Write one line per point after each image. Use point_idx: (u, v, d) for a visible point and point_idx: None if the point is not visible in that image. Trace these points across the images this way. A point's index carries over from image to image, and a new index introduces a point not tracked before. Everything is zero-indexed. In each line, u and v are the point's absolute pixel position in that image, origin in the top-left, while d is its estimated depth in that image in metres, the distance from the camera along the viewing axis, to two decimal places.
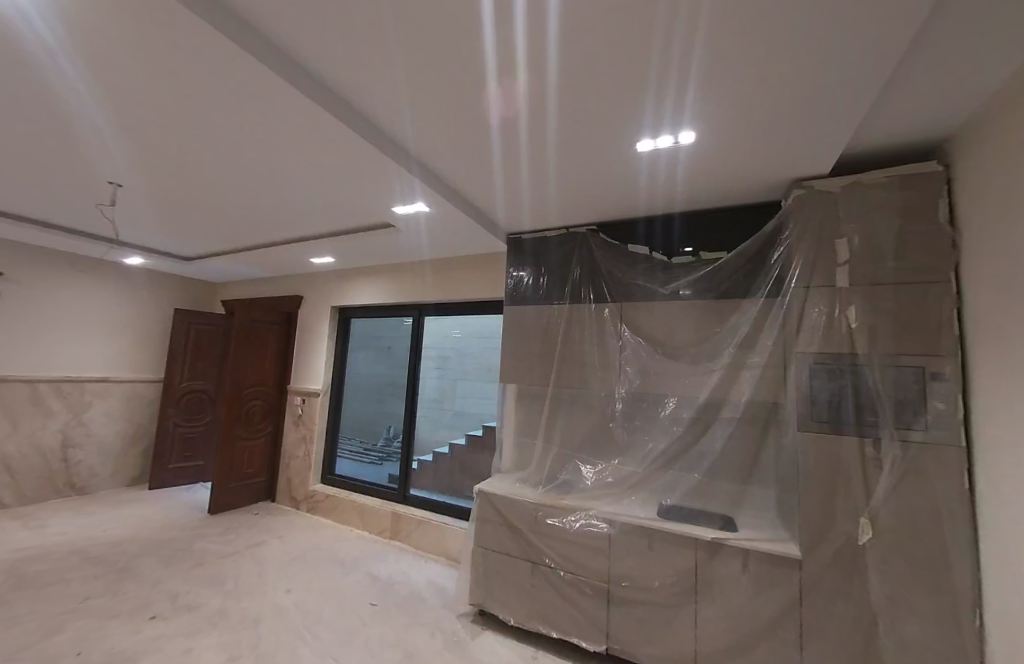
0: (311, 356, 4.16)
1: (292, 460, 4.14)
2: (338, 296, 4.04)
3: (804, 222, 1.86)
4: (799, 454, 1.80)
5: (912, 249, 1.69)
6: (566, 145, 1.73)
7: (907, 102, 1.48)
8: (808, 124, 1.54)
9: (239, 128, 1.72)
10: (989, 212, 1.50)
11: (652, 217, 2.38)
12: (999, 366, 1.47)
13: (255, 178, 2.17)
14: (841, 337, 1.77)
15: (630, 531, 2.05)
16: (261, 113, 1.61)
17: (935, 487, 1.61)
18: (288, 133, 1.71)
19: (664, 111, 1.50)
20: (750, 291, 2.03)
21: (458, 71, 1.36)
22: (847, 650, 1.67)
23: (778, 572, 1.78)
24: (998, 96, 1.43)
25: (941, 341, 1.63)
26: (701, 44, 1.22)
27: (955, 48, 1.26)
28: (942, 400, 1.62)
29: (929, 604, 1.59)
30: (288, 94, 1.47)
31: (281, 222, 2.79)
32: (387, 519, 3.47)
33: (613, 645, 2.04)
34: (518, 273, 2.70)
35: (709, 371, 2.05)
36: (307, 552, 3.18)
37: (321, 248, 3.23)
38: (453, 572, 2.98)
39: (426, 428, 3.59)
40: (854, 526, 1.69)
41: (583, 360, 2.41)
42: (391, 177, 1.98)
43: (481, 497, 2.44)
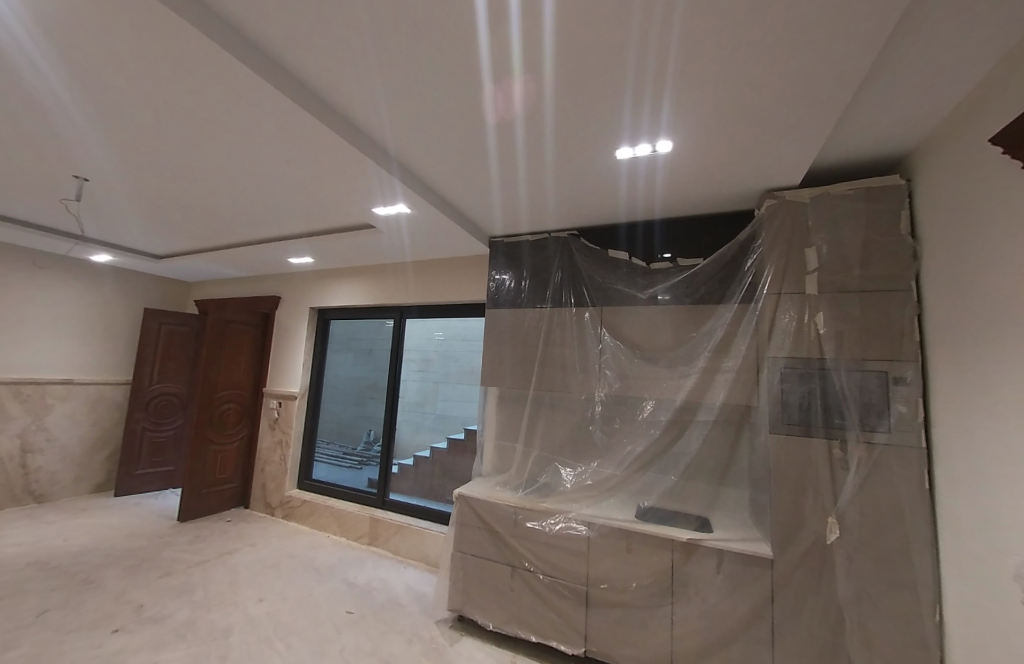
0: (288, 358, 4.08)
1: (267, 464, 4.04)
2: (317, 297, 3.98)
3: (776, 231, 1.93)
4: (771, 456, 1.85)
5: (875, 259, 1.77)
6: (546, 150, 1.75)
7: (870, 117, 1.55)
8: (780, 136, 1.59)
9: (213, 124, 1.68)
10: (946, 225, 1.58)
11: (633, 223, 2.42)
12: (955, 371, 1.54)
13: (230, 176, 2.13)
14: (810, 342, 1.83)
15: (608, 533, 2.07)
16: (238, 110, 1.58)
17: (898, 486, 1.68)
18: (266, 130, 1.68)
19: (642, 120, 1.54)
20: (725, 297, 2.09)
21: (439, 75, 1.37)
22: (816, 647, 1.72)
23: (750, 571, 1.83)
24: (953, 114, 1.51)
25: (902, 346, 1.71)
26: (677, 57, 1.26)
27: (913, 69, 1.33)
28: (905, 403, 1.70)
29: (892, 601, 1.65)
30: (266, 92, 1.45)
31: (256, 220, 2.73)
32: (365, 525, 3.42)
33: (591, 647, 2.05)
34: (500, 276, 2.71)
35: (685, 375, 2.10)
36: (281, 560, 3.10)
37: (300, 247, 3.17)
38: (431, 577, 2.96)
39: (406, 431, 3.56)
40: (822, 525, 1.75)
41: (563, 363, 2.43)
42: (370, 178, 1.97)
43: (460, 501, 2.43)
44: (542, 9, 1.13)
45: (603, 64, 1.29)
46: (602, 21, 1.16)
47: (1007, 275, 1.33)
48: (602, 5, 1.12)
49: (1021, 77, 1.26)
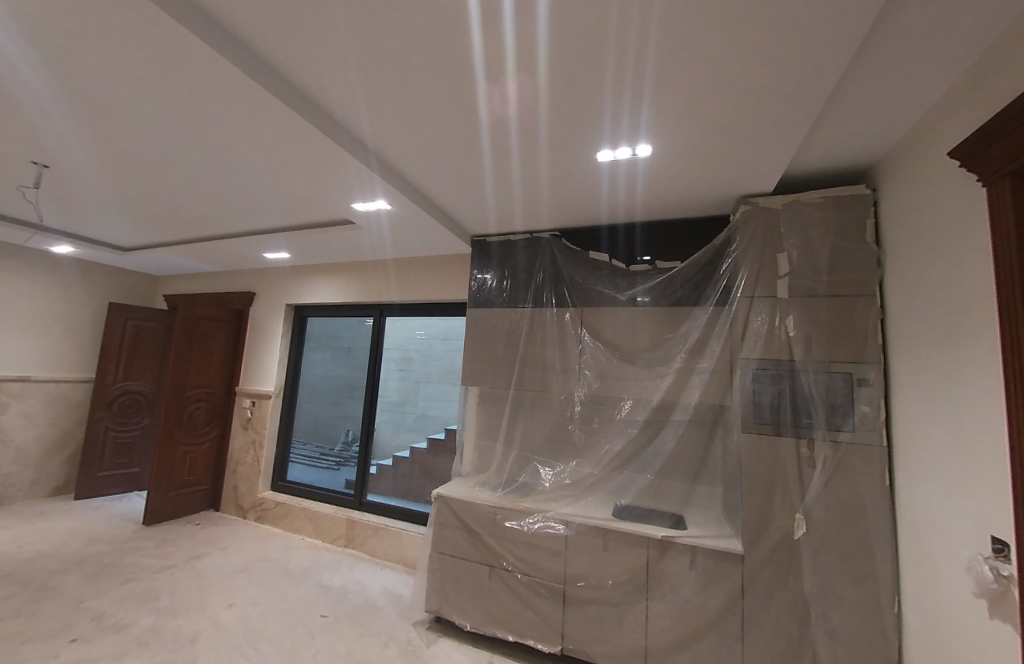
0: (263, 355, 3.98)
1: (239, 465, 3.94)
2: (294, 293, 3.90)
3: (750, 236, 1.99)
4: (743, 454, 1.91)
5: (842, 265, 1.85)
6: (528, 151, 1.77)
7: (838, 128, 1.62)
8: (753, 144, 1.65)
9: (185, 112, 1.63)
10: (907, 234, 1.66)
11: (614, 225, 2.46)
12: (914, 373, 1.63)
13: (203, 167, 2.07)
14: (781, 344, 1.90)
15: (586, 532, 2.10)
16: (210, 99, 1.54)
17: (861, 483, 1.75)
18: (238, 120, 1.64)
19: (622, 124, 1.57)
20: (700, 299, 2.14)
21: (421, 71, 1.36)
22: (783, 640, 1.78)
23: (722, 567, 1.88)
24: (916, 129, 1.58)
25: (866, 349, 1.79)
26: (653, 65, 1.30)
27: (876, 84, 1.40)
28: (867, 403, 1.78)
29: (854, 593, 1.72)
30: (238, 81, 1.41)
31: (230, 213, 2.66)
32: (341, 526, 3.36)
33: (568, 645, 2.08)
34: (482, 275, 2.71)
35: (662, 375, 2.14)
36: (252, 563, 3.03)
37: (276, 242, 3.11)
38: (409, 578, 2.93)
39: (386, 431, 3.53)
40: (790, 522, 1.81)
41: (543, 363, 2.45)
42: (347, 172, 1.94)
43: (439, 502, 2.42)
44: (524, 11, 1.14)
45: (584, 69, 1.32)
46: (583, 27, 1.18)
47: (960, 282, 1.41)
48: (583, 11, 1.14)
49: (976, 96, 1.34)
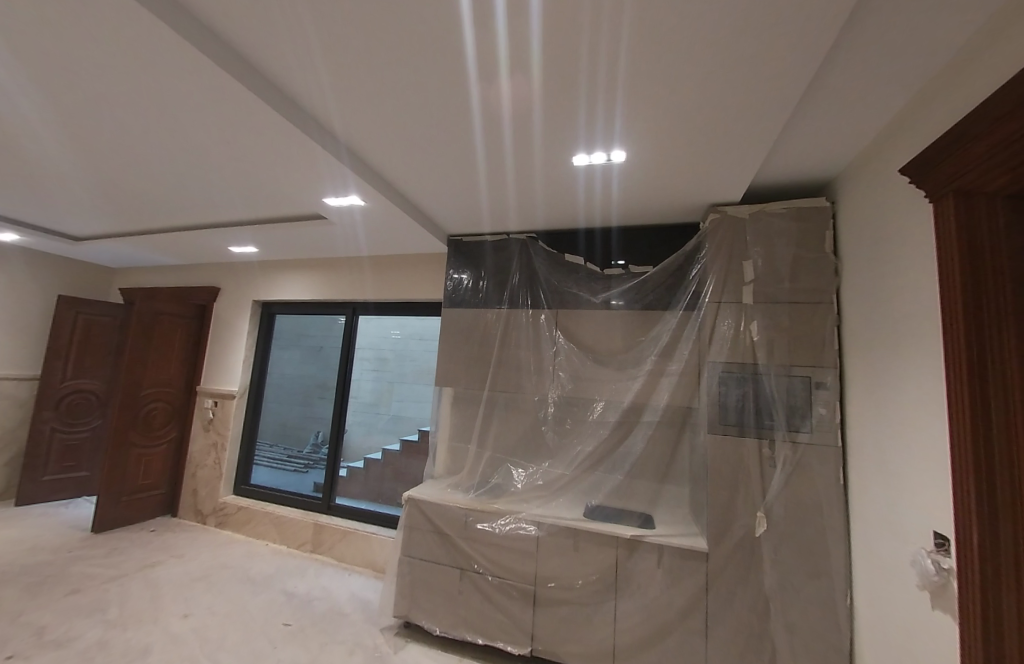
0: (227, 353, 3.84)
1: (199, 468, 3.78)
2: (263, 289, 3.79)
3: (718, 244, 2.07)
4: (709, 454, 1.97)
5: (803, 273, 1.94)
6: (503, 153, 1.79)
7: (800, 142, 1.71)
8: (721, 155, 1.71)
9: (144, 97, 1.57)
10: (861, 246, 1.76)
11: (591, 229, 2.51)
12: (866, 376, 1.72)
13: (164, 155, 1.99)
14: (745, 349, 1.98)
15: (557, 532, 2.12)
16: (174, 87, 1.49)
17: (818, 481, 1.84)
18: (203, 106, 1.58)
19: (597, 129, 1.60)
20: (671, 304, 2.20)
21: (395, 68, 1.36)
22: (744, 634, 1.84)
23: (688, 565, 1.93)
24: (870, 147, 1.69)
25: (824, 354, 1.89)
26: (625, 75, 1.34)
27: (833, 103, 1.48)
28: (824, 406, 1.87)
29: (810, 587, 1.80)
30: (202, 66, 1.37)
31: (192, 203, 2.56)
32: (308, 531, 3.27)
33: (537, 646, 2.09)
34: (458, 275, 2.70)
35: (633, 377, 2.19)
36: (211, 571, 2.91)
37: (242, 236, 3.02)
38: (378, 583, 2.88)
39: (357, 433, 3.46)
40: (751, 520, 1.88)
41: (518, 364, 2.46)
42: (317, 164, 1.90)
43: (409, 504, 2.39)
44: (498, 16, 1.16)
45: (561, 73, 1.34)
46: (560, 32, 1.20)
47: (906, 291, 1.50)
48: (556, 20, 1.17)
49: (923, 118, 1.43)
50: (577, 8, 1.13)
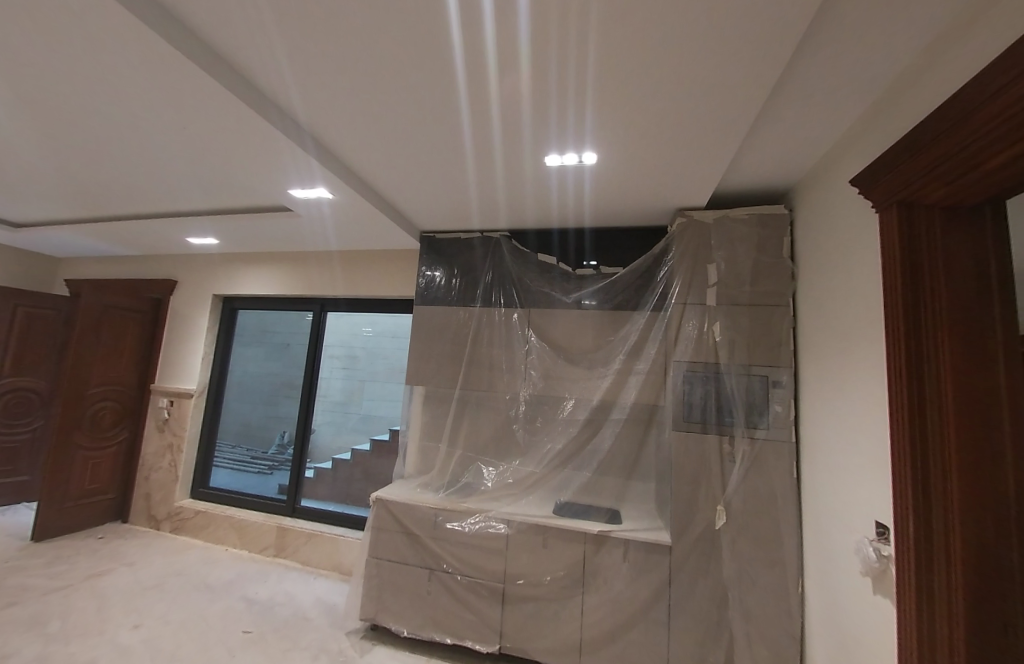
0: (185, 350, 3.68)
1: (153, 471, 3.60)
2: (224, 283, 3.65)
3: (684, 247, 2.14)
4: (673, 450, 2.04)
5: (762, 277, 2.04)
6: (475, 150, 1.80)
7: (760, 150, 1.79)
8: (688, 161, 1.78)
9: (94, 77, 1.49)
10: (816, 252, 1.86)
11: (564, 229, 2.54)
12: (818, 374, 1.82)
13: (116, 139, 1.89)
14: (708, 349, 2.06)
15: (526, 530, 2.14)
16: (130, 71, 1.44)
17: (773, 475, 1.94)
18: (158, 89, 1.52)
19: (568, 131, 1.64)
20: (639, 304, 2.26)
21: (365, 63, 1.36)
22: (704, 624, 1.91)
23: (652, 558, 1.99)
24: (825, 158, 1.79)
25: (781, 354, 1.99)
26: (593, 80, 1.38)
27: (791, 113, 1.57)
28: (780, 403, 1.97)
29: (765, 576, 1.89)
30: (158, 48, 1.32)
31: (147, 191, 2.44)
32: (271, 535, 3.18)
33: (506, 643, 2.11)
34: (430, 272, 2.68)
35: (602, 376, 2.24)
36: (165, 579, 2.78)
37: (202, 226, 2.91)
38: (344, 586, 2.83)
39: (325, 432, 3.38)
40: (712, 513, 1.96)
41: (489, 363, 2.47)
42: (281, 153, 1.85)
43: (377, 504, 2.36)
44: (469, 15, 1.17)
45: (533, 73, 1.36)
46: (530, 33, 1.22)
47: (853, 294, 1.60)
48: (527, 23, 1.19)
49: (872, 131, 1.52)
50: (547, 10, 1.15)
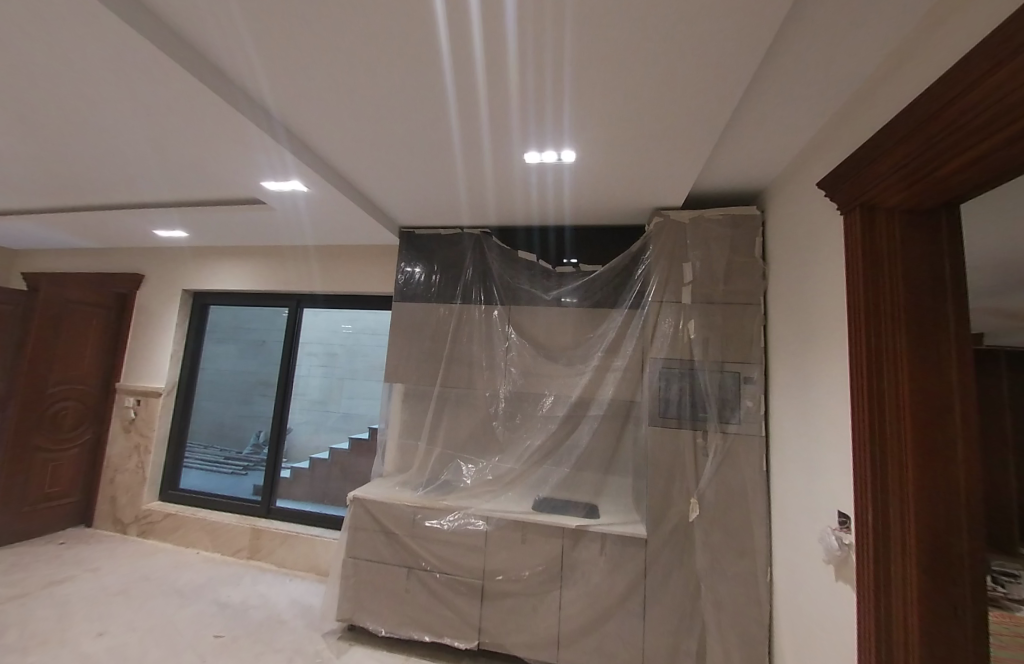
0: (153, 347, 3.56)
1: (119, 473, 3.47)
2: (194, 277, 3.54)
3: (661, 246, 2.18)
4: (650, 445, 2.08)
5: (735, 276, 2.10)
6: (454, 146, 1.80)
7: (734, 152, 1.84)
8: (665, 162, 1.81)
9: (49, 60, 1.43)
10: (785, 252, 1.93)
11: (544, 227, 2.56)
12: (786, 370, 1.89)
13: (76, 126, 1.81)
14: (684, 346, 2.11)
15: (505, 526, 2.16)
16: (90, 54, 1.39)
17: (744, 468, 2.00)
18: (120, 74, 1.46)
19: (547, 130, 1.65)
20: (617, 302, 2.29)
21: (338, 53, 1.34)
22: (677, 614, 1.96)
23: (628, 551, 2.03)
24: (795, 161, 1.85)
25: (752, 352, 2.05)
26: (570, 80, 1.39)
27: (762, 117, 1.61)
28: (751, 398, 2.04)
29: (736, 566, 1.95)
30: (119, 32, 1.28)
31: (110, 180, 2.35)
32: (245, 536, 3.11)
33: (484, 639, 2.12)
34: (410, 268, 2.66)
35: (581, 373, 2.27)
36: (132, 584, 2.69)
37: (169, 218, 2.82)
38: (320, 587, 2.79)
39: (302, 431, 3.32)
40: (686, 506, 2.01)
41: (469, 360, 2.47)
42: (253, 143, 1.81)
43: (355, 503, 2.34)
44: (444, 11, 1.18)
45: (509, 69, 1.36)
46: (505, 31, 1.22)
47: (818, 294, 1.67)
48: (502, 20, 1.19)
49: (838, 136, 1.58)
50: (522, 9, 1.16)
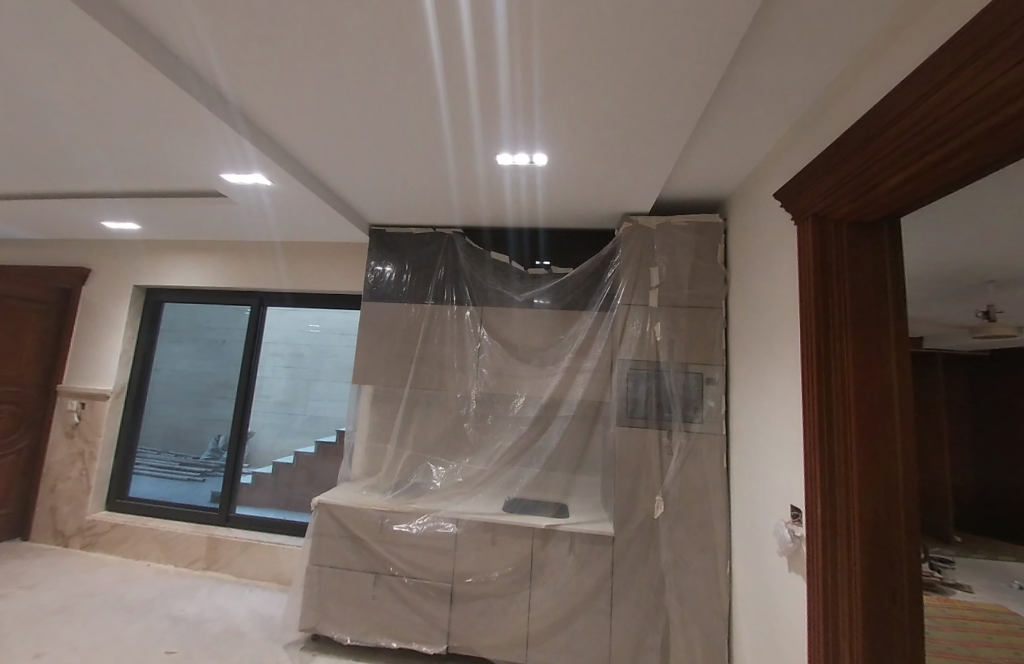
0: (100, 345, 3.36)
1: (60, 482, 3.26)
2: (147, 273, 3.38)
3: (629, 251, 2.25)
4: (617, 445, 2.13)
5: (698, 281, 2.19)
6: (425, 144, 1.80)
7: (698, 160, 1.91)
8: (633, 168, 1.87)
9: None
10: (745, 259, 2.02)
11: (517, 229, 2.58)
12: (745, 372, 1.98)
13: (15, 107, 1.71)
14: (650, 348, 2.18)
15: (475, 528, 2.15)
16: (32, 33, 1.32)
17: (706, 465, 2.08)
18: (67, 56, 1.40)
19: (518, 133, 1.68)
20: (587, 305, 2.34)
21: (304, 47, 1.32)
22: (642, 610, 2.01)
23: (596, 549, 2.06)
24: (755, 170, 1.94)
25: (714, 353, 2.14)
26: (538, 85, 1.42)
27: (723, 127, 1.69)
28: (713, 398, 2.12)
29: (698, 560, 2.02)
30: (63, 8, 1.22)
31: (52, 166, 2.21)
32: (201, 547, 2.97)
33: (453, 643, 2.11)
34: (380, 267, 2.63)
35: (551, 374, 2.30)
36: (74, 601, 2.52)
37: (120, 209, 2.68)
38: (282, 597, 2.70)
39: (266, 435, 3.22)
40: (651, 503, 2.07)
41: (440, 361, 2.46)
42: (213, 133, 1.75)
43: (319, 508, 2.28)
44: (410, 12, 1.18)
45: (480, 69, 1.37)
46: (475, 31, 1.23)
47: (774, 299, 1.76)
48: (469, 24, 1.21)
49: (793, 149, 1.68)
50: (488, 13, 1.17)
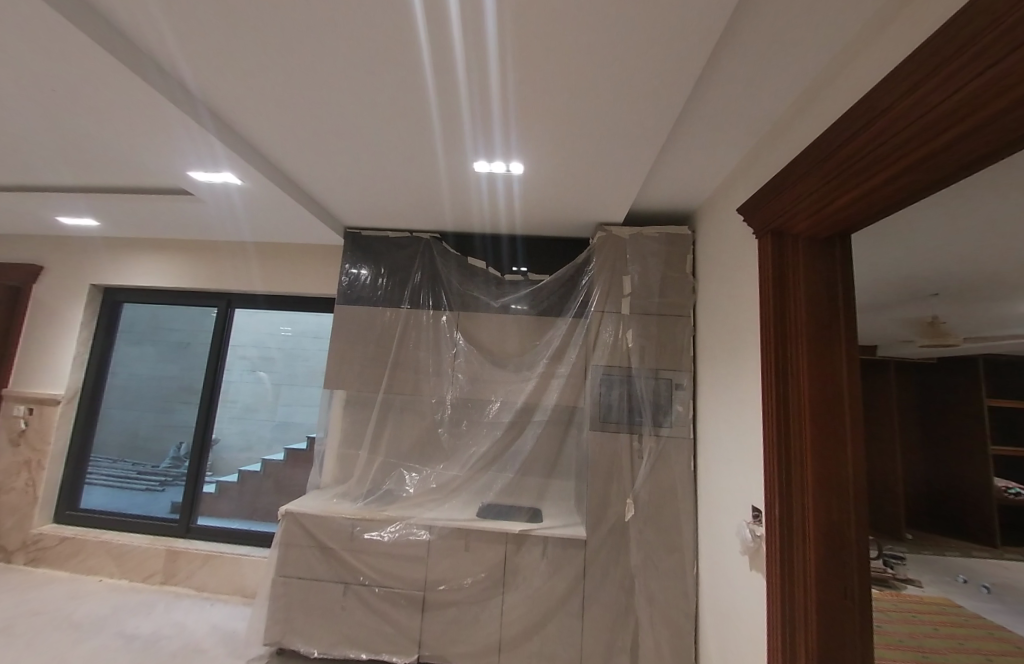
0: (52, 347, 3.20)
1: (3, 493, 3.06)
2: (106, 272, 3.24)
3: (603, 259, 2.31)
4: (590, 449, 2.17)
5: (668, 290, 2.26)
6: (403, 148, 1.81)
7: (669, 173, 1.99)
8: (606, 179, 1.93)
9: None
10: (712, 269, 2.10)
11: (495, 235, 2.60)
12: (711, 378, 2.05)
13: None
14: (622, 354, 2.23)
15: (448, 534, 2.14)
16: None
17: (675, 468, 2.14)
18: (26, 46, 1.36)
19: (496, 142, 1.72)
20: (562, 311, 2.38)
21: (279, 46, 1.33)
22: (613, 612, 2.04)
23: (568, 552, 2.09)
24: (722, 185, 2.03)
25: (683, 360, 2.21)
26: (513, 96, 1.46)
27: (691, 143, 1.77)
28: (682, 403, 2.19)
29: (666, 562, 2.07)
30: None
31: (6, 159, 2.12)
32: (159, 560, 2.84)
33: (424, 652, 2.08)
34: (355, 270, 2.61)
35: (526, 379, 2.32)
36: (17, 619, 2.37)
37: (78, 205, 2.58)
38: (246, 610, 2.61)
39: (232, 442, 3.11)
40: (622, 506, 2.11)
41: (415, 365, 2.45)
42: (180, 129, 1.72)
43: (287, 517, 2.22)
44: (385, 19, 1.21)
45: (452, 77, 1.40)
46: (447, 40, 1.26)
47: (739, 308, 1.84)
48: (443, 34, 1.24)
49: (756, 166, 1.77)
50: (462, 24, 1.21)
